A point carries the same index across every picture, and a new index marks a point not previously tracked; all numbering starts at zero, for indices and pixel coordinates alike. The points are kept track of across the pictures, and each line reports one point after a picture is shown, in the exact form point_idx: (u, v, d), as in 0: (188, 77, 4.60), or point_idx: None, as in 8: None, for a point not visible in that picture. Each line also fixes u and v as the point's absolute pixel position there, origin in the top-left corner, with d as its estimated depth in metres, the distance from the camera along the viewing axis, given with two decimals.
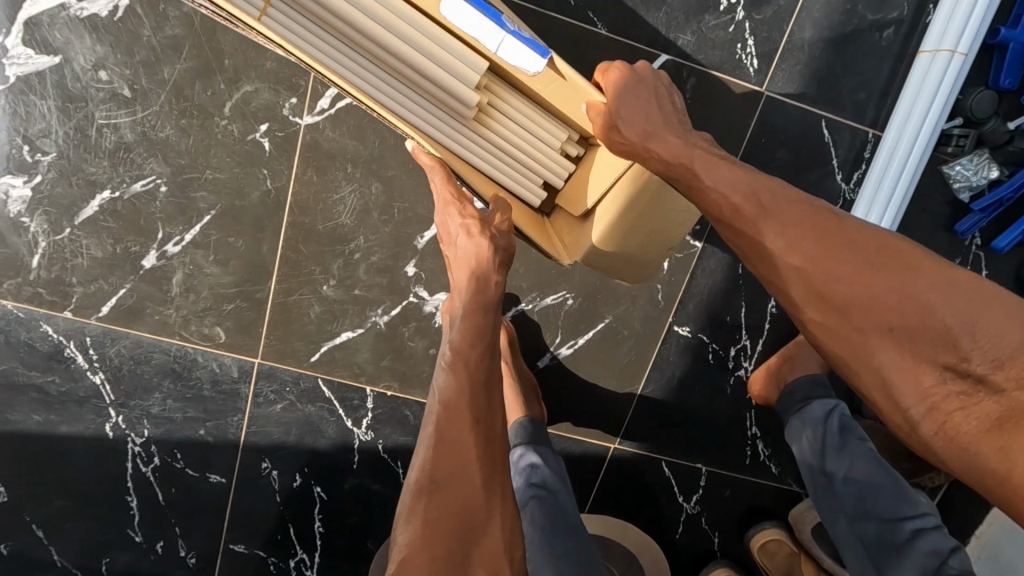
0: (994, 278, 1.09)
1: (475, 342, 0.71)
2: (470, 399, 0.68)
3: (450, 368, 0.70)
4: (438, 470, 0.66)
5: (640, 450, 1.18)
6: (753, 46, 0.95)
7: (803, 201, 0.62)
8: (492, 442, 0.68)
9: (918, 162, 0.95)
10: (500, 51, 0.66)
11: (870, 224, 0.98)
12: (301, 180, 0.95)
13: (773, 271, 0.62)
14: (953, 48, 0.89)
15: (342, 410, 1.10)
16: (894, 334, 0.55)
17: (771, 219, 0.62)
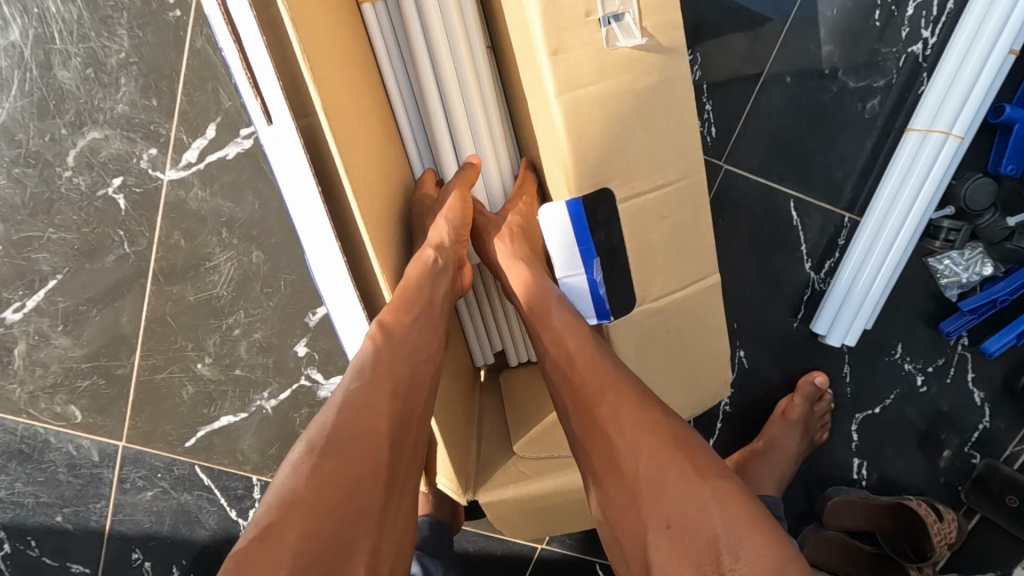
0: (980, 381, 0.95)
1: (417, 316, 0.55)
2: (395, 367, 0.51)
3: (381, 331, 0.52)
4: (334, 428, 0.45)
5: (571, 551, 1.04)
6: (711, 110, 0.78)
7: (642, 419, 0.45)
8: (406, 420, 0.50)
9: (900, 257, 0.80)
10: (567, 282, 0.56)
11: (841, 324, 0.84)
12: (165, 244, 0.80)
13: (603, 457, 0.46)
14: (948, 130, 0.75)
15: (224, 500, 0.95)
16: (670, 534, 0.40)
17: (619, 388, 0.48)
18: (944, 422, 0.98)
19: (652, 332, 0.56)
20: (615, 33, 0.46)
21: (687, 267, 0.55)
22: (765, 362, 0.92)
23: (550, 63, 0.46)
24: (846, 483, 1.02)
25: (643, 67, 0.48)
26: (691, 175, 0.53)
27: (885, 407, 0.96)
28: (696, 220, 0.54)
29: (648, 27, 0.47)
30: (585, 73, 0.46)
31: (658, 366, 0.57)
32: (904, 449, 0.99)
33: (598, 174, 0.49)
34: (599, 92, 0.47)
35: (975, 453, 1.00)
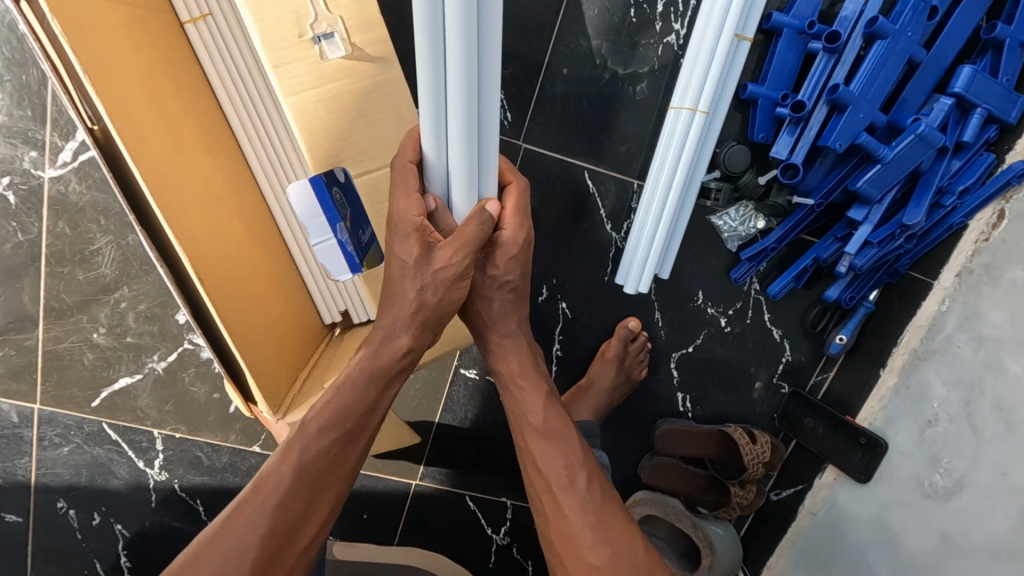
0: (776, 321, 1.11)
1: (343, 442, 0.68)
2: (278, 515, 0.63)
3: (296, 473, 0.65)
4: (208, 543, 0.62)
5: (442, 485, 1.20)
6: (504, 98, 0.92)
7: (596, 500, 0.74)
8: (297, 531, 0.65)
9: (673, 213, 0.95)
10: (318, 247, 0.66)
11: (632, 274, 0.99)
12: (53, 232, 0.94)
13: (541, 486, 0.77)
14: (694, 106, 0.89)
15: (132, 452, 1.10)
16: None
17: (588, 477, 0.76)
18: (752, 358, 1.14)
19: None
20: (326, 48, 0.61)
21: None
22: (586, 311, 1.07)
23: (276, 73, 0.61)
24: (675, 415, 1.18)
25: (359, 72, 0.63)
26: (418, 154, 0.68)
27: (698, 347, 1.12)
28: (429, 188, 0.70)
29: (357, 41, 0.62)
30: (307, 80, 0.62)
31: None
32: (721, 383, 1.15)
33: (333, 155, 0.65)
34: (322, 93, 0.63)
35: (784, 384, 1.17)
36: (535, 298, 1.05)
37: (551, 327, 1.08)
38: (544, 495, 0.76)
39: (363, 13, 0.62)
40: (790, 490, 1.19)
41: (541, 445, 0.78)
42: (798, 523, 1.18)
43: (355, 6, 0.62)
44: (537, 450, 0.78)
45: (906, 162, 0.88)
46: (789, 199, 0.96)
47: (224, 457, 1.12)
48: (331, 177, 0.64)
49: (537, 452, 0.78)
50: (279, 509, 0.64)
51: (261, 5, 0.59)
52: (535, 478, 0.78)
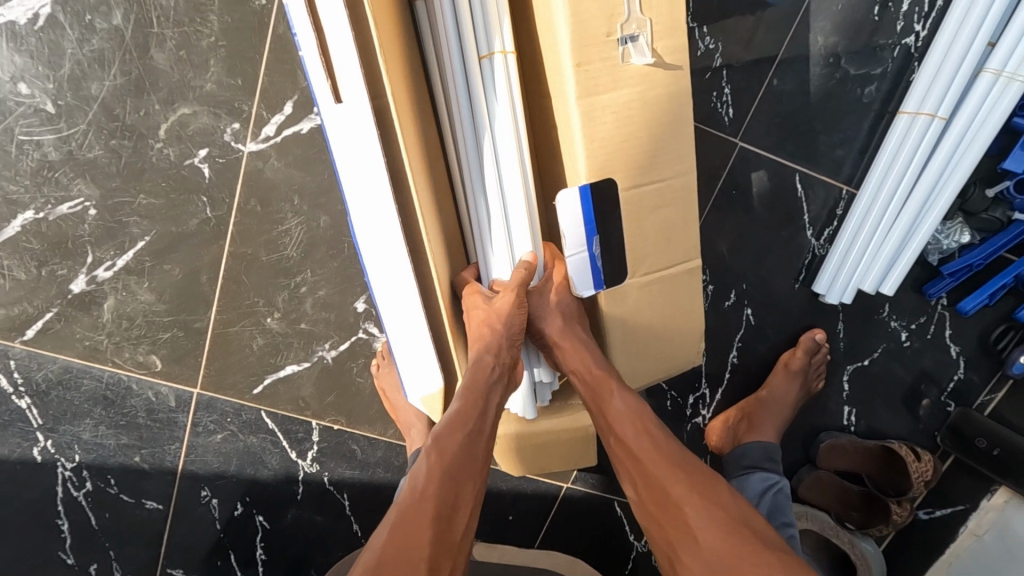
0: (956, 337, 1.08)
1: (683, 467, 0.68)
2: (441, 499, 0.65)
3: (429, 453, 0.68)
4: (410, 499, 0.65)
5: (593, 489, 1.17)
6: (729, 94, 0.89)
7: (711, 505, 0.64)
8: (448, 540, 0.63)
9: (903, 238, 0.91)
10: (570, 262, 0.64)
11: (838, 285, 0.96)
12: (243, 210, 0.89)
13: (652, 499, 0.67)
14: (933, 111, 0.85)
15: (286, 442, 1.06)
16: None
17: (684, 474, 0.67)
18: (926, 374, 1.11)
19: (633, 299, 0.68)
20: (630, 51, 0.57)
21: (675, 251, 0.67)
22: (770, 318, 1.04)
23: (574, 72, 0.56)
24: (836, 429, 1.15)
25: (656, 79, 0.59)
26: (685, 174, 0.64)
27: (873, 361, 1.09)
28: (688, 210, 0.66)
29: (658, 48, 0.58)
30: (603, 81, 0.57)
31: (641, 321, 0.69)
32: (887, 399, 1.13)
33: (638, 156, 0.61)
34: (629, 95, 0.58)
35: (949, 402, 1.14)
36: (721, 302, 1.02)
37: (732, 332, 1.04)
38: (665, 511, 0.66)
39: (672, 18, 0.58)
40: (945, 510, 1.16)
41: (687, 490, 0.66)
42: (957, 544, 1.15)
43: (666, 12, 0.57)
44: (698, 524, 0.63)
45: None
46: (1006, 215, 0.94)
47: (379, 452, 1.08)
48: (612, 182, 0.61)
49: (697, 519, 0.63)
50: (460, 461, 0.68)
51: None
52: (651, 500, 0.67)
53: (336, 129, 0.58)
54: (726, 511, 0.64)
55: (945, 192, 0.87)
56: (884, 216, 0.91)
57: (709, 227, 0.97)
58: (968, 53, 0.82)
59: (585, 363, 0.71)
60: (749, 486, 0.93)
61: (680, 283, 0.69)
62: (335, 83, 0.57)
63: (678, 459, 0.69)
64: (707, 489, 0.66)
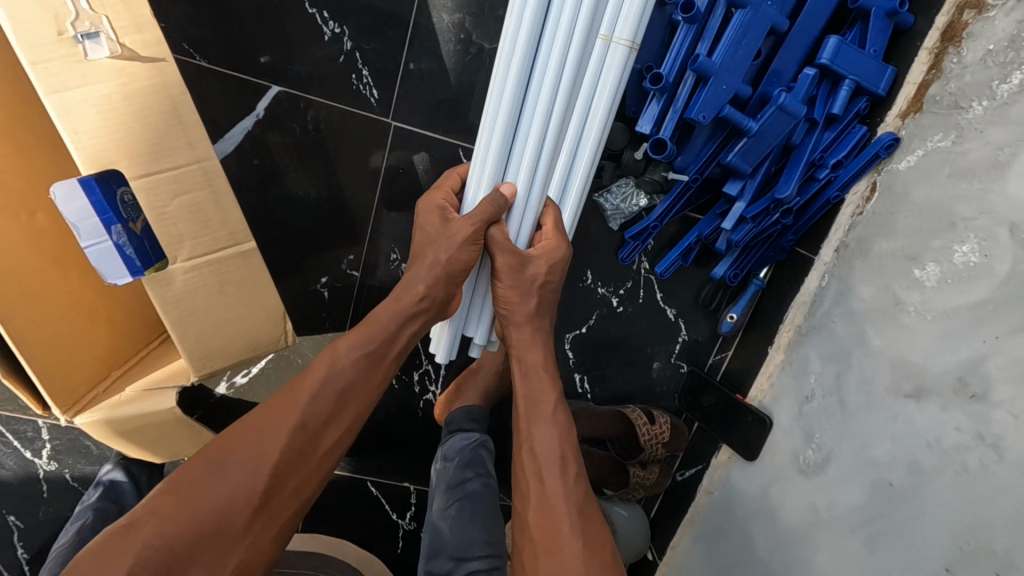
0: (669, 299, 1.10)
1: (576, 506, 0.76)
2: (281, 448, 0.72)
3: (296, 406, 0.75)
4: (239, 438, 0.72)
5: (342, 471, 1.19)
6: (368, 75, 0.91)
7: (578, 510, 0.76)
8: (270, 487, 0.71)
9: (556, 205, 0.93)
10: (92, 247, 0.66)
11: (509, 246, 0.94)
12: None
13: (533, 487, 0.79)
14: None
15: (17, 442, 1.09)
16: None
17: (571, 485, 0.78)
18: (648, 337, 1.13)
19: (187, 286, 0.71)
20: (89, 48, 0.60)
21: (211, 235, 0.70)
22: None
23: (32, 72, 0.59)
24: (574, 397, 1.17)
25: (135, 73, 0.63)
26: (204, 160, 0.68)
27: (592, 328, 1.11)
28: (221, 194, 0.70)
29: (129, 43, 0.62)
30: (68, 79, 0.60)
31: (200, 306, 0.72)
32: (617, 364, 1.15)
33: (133, 148, 0.64)
34: (107, 89, 0.62)
35: (682, 363, 1.16)
36: None
37: None
38: (547, 503, 0.77)
39: (134, 16, 0.62)
40: (692, 470, 1.19)
41: (571, 521, 0.75)
42: (698, 504, 1.17)
43: (126, 8, 0.62)
44: (566, 550, 0.72)
45: (774, 134, 0.87)
46: (665, 175, 0.95)
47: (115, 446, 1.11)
48: (112, 175, 0.64)
49: (569, 542, 0.73)
50: (309, 415, 0.75)
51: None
52: (536, 485, 0.79)
53: None
54: (593, 531, 0.75)
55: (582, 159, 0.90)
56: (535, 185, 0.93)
57: (386, 207, 0.99)
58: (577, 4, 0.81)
59: (537, 357, 0.87)
60: (450, 447, 1.03)
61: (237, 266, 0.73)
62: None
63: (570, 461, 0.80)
64: (589, 519, 0.76)
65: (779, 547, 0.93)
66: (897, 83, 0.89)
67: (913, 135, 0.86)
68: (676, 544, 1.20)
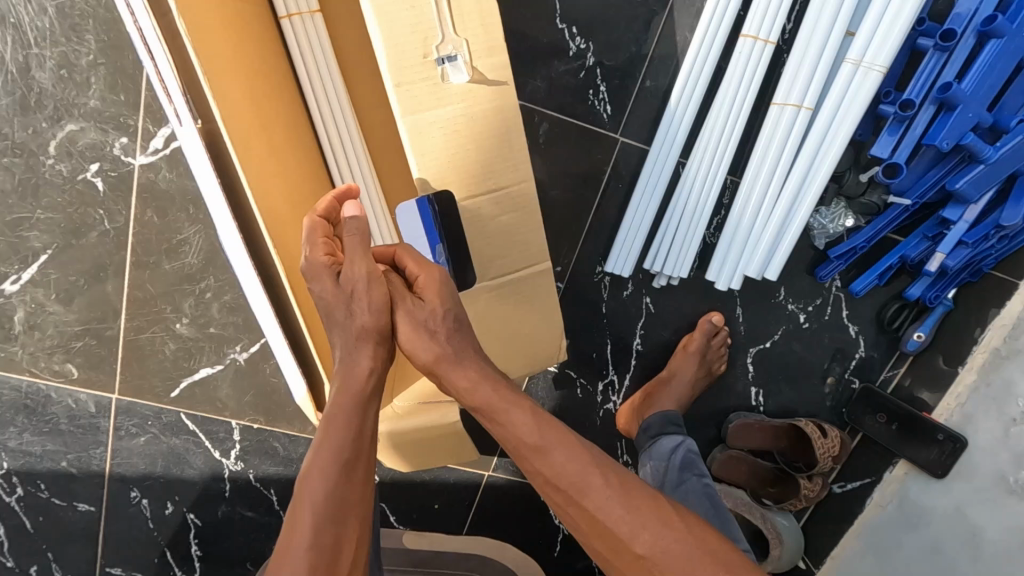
0: (853, 317, 1.12)
1: (617, 491, 0.61)
2: (338, 447, 0.62)
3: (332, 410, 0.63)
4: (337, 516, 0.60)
5: (513, 478, 1.22)
6: (605, 92, 0.92)
7: (603, 489, 0.60)
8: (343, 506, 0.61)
9: (781, 223, 0.94)
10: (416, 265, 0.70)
11: (669, 262, 0.99)
12: (140, 221, 0.92)
13: (539, 483, 0.64)
14: (799, 103, 0.89)
15: (208, 442, 1.10)
16: (644, 561, 0.59)
17: (597, 474, 0.61)
18: (828, 353, 1.15)
19: (494, 296, 0.74)
20: (449, 70, 0.62)
21: (516, 254, 0.72)
22: (671, 305, 1.08)
23: (396, 93, 0.61)
24: (747, 409, 1.19)
25: (479, 95, 0.64)
26: (521, 183, 0.69)
27: (775, 343, 1.13)
28: (526, 218, 0.71)
29: (479, 66, 0.63)
30: (427, 100, 0.62)
31: (502, 312, 0.75)
32: (793, 378, 1.16)
33: (463, 168, 0.66)
34: (450, 112, 0.63)
35: (855, 379, 1.17)
36: (620, 293, 1.06)
37: (635, 322, 1.08)
38: (570, 507, 0.62)
39: (489, 40, 0.63)
40: (856, 483, 1.21)
41: (625, 518, 0.60)
42: (864, 517, 1.20)
43: (481, 32, 0.62)
44: (666, 555, 0.59)
45: (1011, 163, 0.88)
46: (884, 197, 0.97)
47: (301, 448, 1.12)
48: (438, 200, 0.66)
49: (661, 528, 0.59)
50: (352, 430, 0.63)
51: (393, 23, 0.59)
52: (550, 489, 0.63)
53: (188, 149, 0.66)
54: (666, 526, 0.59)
55: (817, 179, 0.91)
56: (761, 202, 0.95)
57: (600, 220, 0.99)
58: (757, 57, 0.88)
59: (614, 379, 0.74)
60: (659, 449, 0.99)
61: (535, 283, 0.75)
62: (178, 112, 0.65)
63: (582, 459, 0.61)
64: (625, 478, 0.62)
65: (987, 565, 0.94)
66: None
67: None
68: (837, 555, 1.22)
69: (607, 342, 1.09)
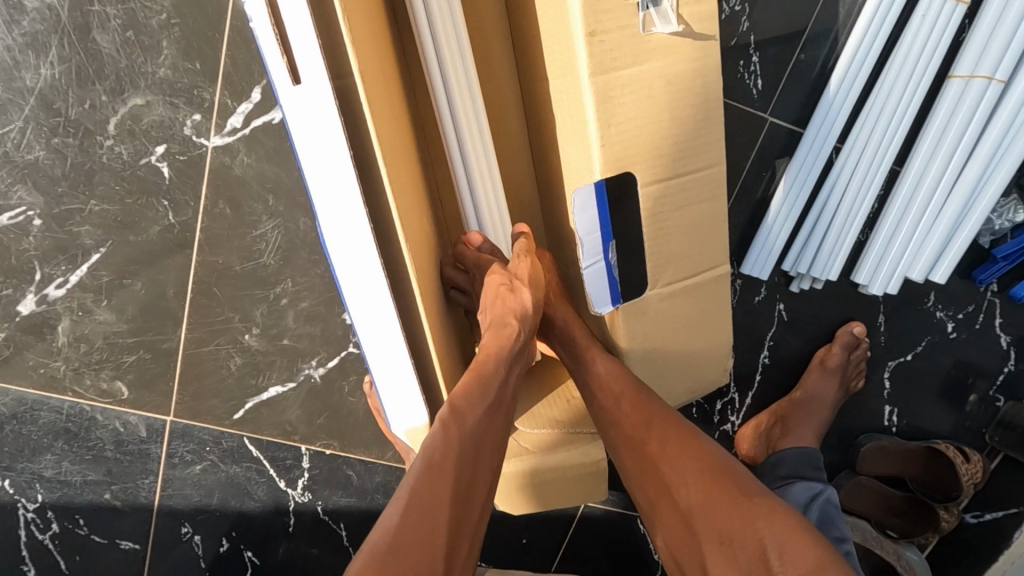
0: (1007, 326, 0.98)
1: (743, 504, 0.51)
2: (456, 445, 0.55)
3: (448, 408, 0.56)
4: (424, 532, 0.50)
5: (613, 507, 1.07)
6: (758, 62, 0.78)
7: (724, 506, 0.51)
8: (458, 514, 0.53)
9: (956, 218, 0.81)
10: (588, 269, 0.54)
11: (817, 264, 0.86)
12: (210, 214, 0.78)
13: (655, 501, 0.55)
14: (991, 75, 0.74)
15: (272, 471, 0.95)
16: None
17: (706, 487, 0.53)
18: (975, 367, 1.01)
19: (661, 311, 0.58)
20: (653, 18, 0.46)
21: (697, 258, 0.56)
22: (804, 311, 0.95)
23: (588, 44, 0.45)
24: (878, 430, 1.05)
25: (682, 50, 0.48)
26: (712, 167, 0.53)
27: (917, 355, 0.99)
28: (714, 211, 0.55)
29: (685, 14, 0.47)
30: (621, 58, 0.47)
31: (670, 330, 0.59)
32: (933, 395, 1.03)
33: (650, 147, 0.50)
34: (645, 73, 0.48)
35: (1000, 396, 1.04)
36: (750, 298, 0.92)
37: (763, 331, 0.95)
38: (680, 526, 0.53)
39: None
40: (997, 513, 1.07)
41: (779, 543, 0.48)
42: (1010, 552, 1.06)
43: None
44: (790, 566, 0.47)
45: None
46: None
47: (377, 477, 0.97)
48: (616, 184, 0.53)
49: (772, 537, 0.48)
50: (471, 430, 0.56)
51: None
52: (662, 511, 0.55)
53: (295, 119, 0.46)
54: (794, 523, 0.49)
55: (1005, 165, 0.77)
56: (931, 195, 0.81)
57: (736, 215, 0.86)
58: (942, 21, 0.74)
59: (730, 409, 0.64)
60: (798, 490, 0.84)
61: (710, 292, 0.59)
62: (292, 60, 0.45)
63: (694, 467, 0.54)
64: (756, 502, 0.51)
65: None
66: None
67: None
68: None
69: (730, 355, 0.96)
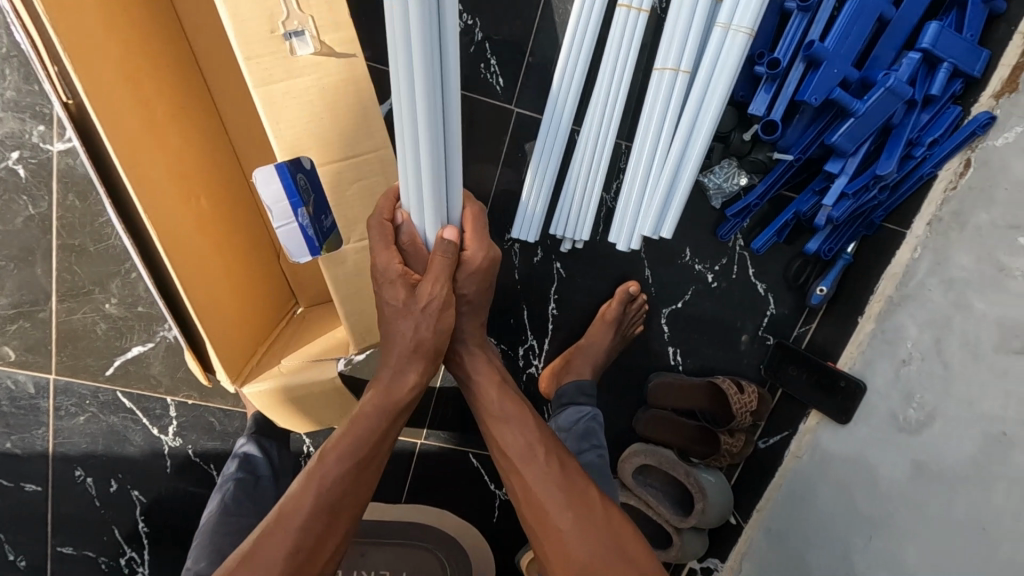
0: (759, 274, 1.17)
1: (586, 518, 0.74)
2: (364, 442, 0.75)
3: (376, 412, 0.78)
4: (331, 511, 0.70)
5: (446, 444, 1.26)
6: (496, 64, 0.97)
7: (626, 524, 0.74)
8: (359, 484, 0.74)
9: (670, 182, 1.00)
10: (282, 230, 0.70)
11: (569, 226, 1.03)
12: (63, 205, 0.98)
13: (528, 506, 0.77)
14: (676, 66, 0.93)
15: (145, 419, 1.15)
16: None
17: (573, 504, 0.75)
18: (740, 311, 1.20)
19: (360, 260, 0.77)
20: (296, 45, 0.66)
21: (382, 216, 0.76)
22: (581, 269, 1.14)
23: (247, 65, 0.65)
24: (666, 369, 1.24)
25: (328, 65, 0.68)
26: (379, 149, 0.73)
27: (686, 303, 1.18)
28: (387, 183, 0.75)
29: (327, 40, 0.67)
30: (276, 74, 0.66)
31: (370, 277, 0.78)
32: (708, 337, 1.22)
33: (319, 135, 0.69)
34: (302, 84, 0.67)
35: (769, 335, 1.22)
36: (531, 259, 1.11)
37: (548, 287, 1.14)
38: (546, 528, 0.75)
39: (334, 13, 0.67)
40: (776, 437, 1.26)
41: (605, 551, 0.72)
42: (784, 468, 1.24)
43: (325, 8, 0.66)
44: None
45: (878, 114, 0.92)
46: (770, 155, 1.02)
47: (236, 421, 1.17)
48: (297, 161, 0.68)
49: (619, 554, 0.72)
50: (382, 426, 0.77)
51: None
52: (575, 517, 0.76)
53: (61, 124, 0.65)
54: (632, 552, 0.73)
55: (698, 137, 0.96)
56: (649, 165, 1.00)
57: (503, 189, 1.04)
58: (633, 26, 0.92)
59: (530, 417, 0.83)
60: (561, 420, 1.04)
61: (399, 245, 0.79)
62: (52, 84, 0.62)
63: (561, 490, 0.76)
64: (610, 525, 0.74)
65: (883, 500, 0.99)
66: (991, 66, 0.96)
67: (1010, 114, 0.93)
68: (763, 507, 1.27)
69: (523, 308, 1.15)
